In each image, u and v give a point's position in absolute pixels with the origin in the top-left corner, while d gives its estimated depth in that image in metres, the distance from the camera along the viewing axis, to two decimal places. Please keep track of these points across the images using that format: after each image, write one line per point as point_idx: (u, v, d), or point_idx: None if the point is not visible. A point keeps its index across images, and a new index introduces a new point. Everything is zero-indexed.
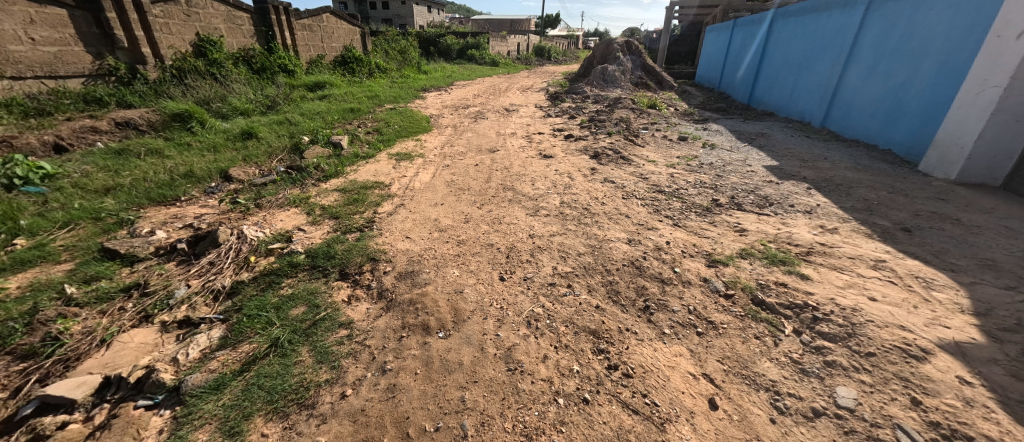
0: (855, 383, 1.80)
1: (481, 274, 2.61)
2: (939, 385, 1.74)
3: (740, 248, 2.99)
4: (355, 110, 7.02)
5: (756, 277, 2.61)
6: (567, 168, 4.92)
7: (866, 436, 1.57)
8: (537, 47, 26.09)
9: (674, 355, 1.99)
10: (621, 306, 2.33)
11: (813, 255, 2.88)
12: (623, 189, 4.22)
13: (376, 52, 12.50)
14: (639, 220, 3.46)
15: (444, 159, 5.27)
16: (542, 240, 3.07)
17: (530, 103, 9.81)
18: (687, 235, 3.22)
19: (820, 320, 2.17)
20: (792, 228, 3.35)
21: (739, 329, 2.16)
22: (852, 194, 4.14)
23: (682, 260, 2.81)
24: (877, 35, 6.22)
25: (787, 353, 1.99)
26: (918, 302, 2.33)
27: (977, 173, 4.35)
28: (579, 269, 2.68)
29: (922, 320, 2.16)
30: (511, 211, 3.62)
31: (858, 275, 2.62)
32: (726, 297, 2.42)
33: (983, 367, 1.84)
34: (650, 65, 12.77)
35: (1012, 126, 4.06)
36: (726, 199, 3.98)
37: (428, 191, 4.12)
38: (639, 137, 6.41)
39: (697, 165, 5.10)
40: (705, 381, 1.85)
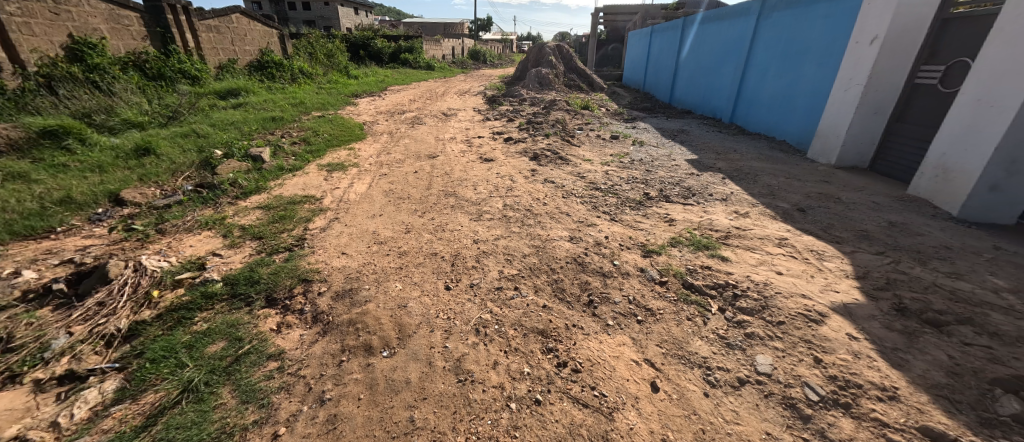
0: (770, 349, 2.01)
1: (425, 285, 2.54)
2: (834, 343, 2.01)
3: (670, 237, 3.22)
4: (277, 119, 6.48)
5: (685, 262, 2.83)
6: (508, 171, 4.96)
7: (782, 397, 1.75)
8: (472, 51, 26.10)
9: (617, 345, 2.08)
10: (566, 303, 2.39)
11: (730, 238, 3.19)
12: (562, 188, 4.35)
13: (298, 55, 11.67)
14: (578, 218, 3.58)
15: (381, 167, 5.06)
16: (486, 244, 3.06)
17: (468, 107, 9.77)
18: (624, 229, 3.40)
19: (739, 296, 2.41)
20: (712, 215, 3.68)
21: (673, 313, 2.32)
22: (758, 181, 4.65)
23: (620, 252, 2.96)
24: (768, 41, 7.09)
25: (715, 330, 2.18)
26: (814, 272, 2.68)
27: (850, 158, 5.12)
28: (525, 270, 2.71)
29: (819, 288, 2.48)
30: (454, 218, 3.57)
31: (767, 253, 2.94)
32: (660, 284, 2.59)
33: (865, 323, 2.15)
34: (581, 68, 13.36)
35: (872, 118, 4.84)
36: (655, 193, 4.26)
37: (365, 202, 3.93)
38: (574, 138, 6.66)
39: (628, 162, 5.40)
40: (646, 366, 1.95)
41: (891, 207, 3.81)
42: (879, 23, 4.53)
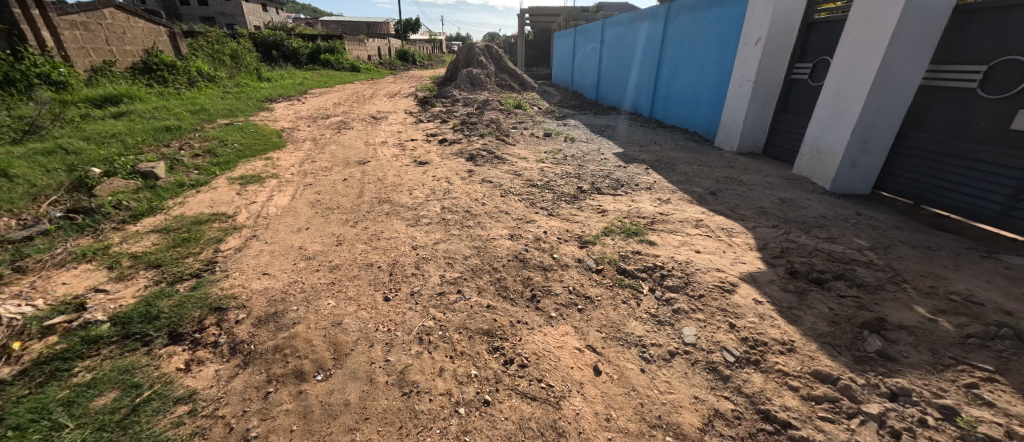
0: (694, 321, 2.21)
1: (362, 298, 2.41)
2: (744, 308, 2.27)
3: (604, 227, 3.39)
4: (172, 129, 5.71)
5: (618, 249, 3.00)
6: (444, 173, 4.87)
7: (705, 362, 1.94)
8: (399, 51, 25.20)
9: (561, 335, 2.15)
10: (510, 301, 2.41)
11: (655, 224, 3.45)
12: (499, 187, 4.37)
13: (196, 56, 10.39)
14: (518, 215, 3.63)
15: (305, 177, 4.69)
16: (425, 250, 2.98)
17: (398, 109, 9.42)
18: (561, 222, 3.51)
19: (666, 276, 2.62)
20: (639, 203, 3.94)
21: (610, 299, 2.45)
22: (675, 169, 5.08)
23: (559, 246, 3.05)
24: (675, 42, 7.78)
25: (647, 310, 2.34)
26: (726, 248, 2.99)
27: (748, 145, 5.79)
28: (467, 272, 2.68)
29: (731, 261, 2.77)
30: (390, 225, 3.42)
31: (688, 234, 3.23)
32: (597, 273, 2.72)
33: (768, 288, 2.46)
34: (511, 67, 13.57)
35: (762, 109, 5.52)
36: (587, 186, 4.46)
37: (289, 216, 3.62)
38: (509, 137, 6.73)
39: (561, 158, 5.59)
40: (588, 352, 2.04)
41: (781, 185, 4.39)
42: (762, 26, 5.19)
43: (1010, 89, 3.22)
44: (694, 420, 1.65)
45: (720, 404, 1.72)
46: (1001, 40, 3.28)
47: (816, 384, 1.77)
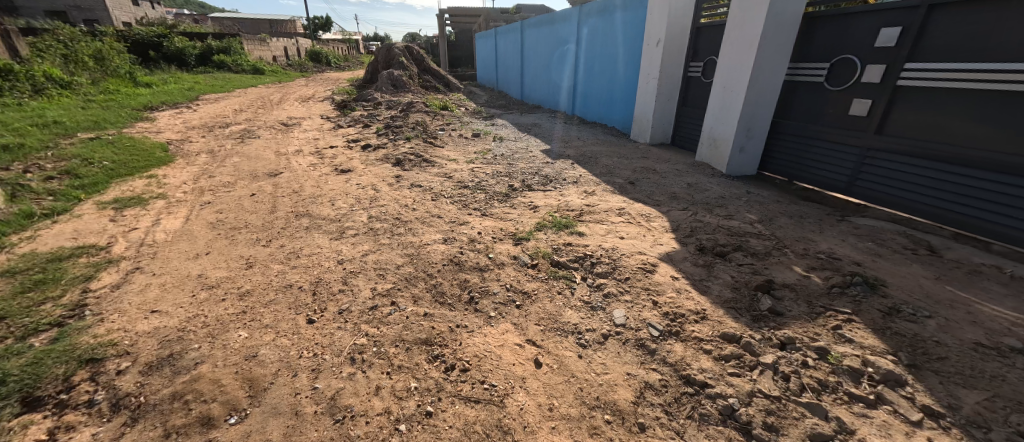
0: (623, 303, 2.35)
1: (280, 324, 2.18)
2: (665, 286, 2.47)
3: (536, 223, 3.46)
4: (14, 148, 4.67)
5: (551, 243, 3.08)
6: (369, 180, 4.62)
7: (635, 340, 2.07)
8: (309, 51, 23.39)
9: (501, 333, 2.15)
10: (446, 306, 2.35)
11: (583, 215, 3.61)
12: (429, 191, 4.25)
13: (45, 59, 8.63)
14: (451, 218, 3.56)
15: (202, 194, 4.14)
16: (352, 263, 2.79)
17: (312, 114, 8.72)
18: (495, 222, 3.52)
19: (596, 264, 2.75)
20: (568, 197, 4.10)
21: (546, 291, 2.51)
22: (597, 163, 5.37)
23: (494, 245, 3.05)
24: (589, 42, 8.23)
25: (581, 298, 2.43)
26: (646, 232, 3.23)
27: (658, 137, 6.32)
28: (400, 282, 2.57)
29: (651, 244, 3.00)
30: (311, 240, 3.14)
31: (613, 222, 3.43)
32: (532, 268, 2.76)
33: (683, 265, 2.71)
34: (434, 68, 13.28)
35: (667, 104, 6.07)
36: (518, 184, 4.53)
37: (183, 241, 3.16)
38: (437, 139, 6.59)
39: (491, 158, 5.60)
40: (528, 347, 2.06)
41: (687, 172, 4.85)
42: (660, 29, 5.71)
43: (846, 82, 3.91)
44: (628, 395, 1.75)
45: (649, 376, 1.85)
46: (838, 41, 3.97)
47: (725, 345, 1.98)
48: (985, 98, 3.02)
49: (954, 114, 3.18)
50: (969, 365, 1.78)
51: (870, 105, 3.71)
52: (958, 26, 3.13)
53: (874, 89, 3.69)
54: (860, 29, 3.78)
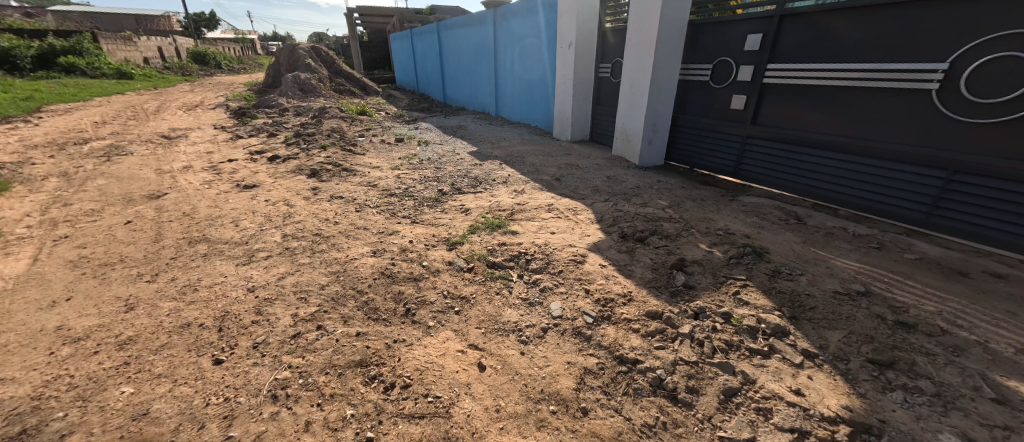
0: (558, 295, 2.46)
1: (179, 371, 1.91)
2: (594, 274, 2.63)
3: (469, 225, 3.47)
4: None
5: (485, 245, 3.11)
6: (280, 194, 4.24)
7: (572, 329, 2.18)
8: (195, 53, 20.72)
9: (442, 343, 2.11)
10: (381, 322, 2.25)
11: (514, 214, 3.69)
12: (351, 202, 4.01)
13: None
14: (378, 229, 3.41)
15: (59, 228, 3.46)
16: (267, 289, 2.54)
17: (202, 125, 7.73)
18: (426, 228, 3.45)
19: (530, 260, 2.84)
20: (499, 197, 4.16)
21: (484, 293, 2.53)
22: (524, 162, 5.51)
23: (427, 253, 2.99)
24: (506, 44, 8.40)
25: (518, 295, 2.50)
26: (574, 224, 3.41)
27: (578, 134, 6.67)
28: (327, 302, 2.41)
29: (579, 236, 3.18)
30: (212, 269, 2.80)
31: (543, 218, 3.56)
32: (468, 271, 2.76)
33: (608, 252, 2.91)
34: (345, 70, 12.57)
35: (583, 103, 6.43)
36: (447, 188, 4.48)
37: (35, 287, 2.61)
38: (357, 146, 6.25)
39: (418, 163, 5.47)
40: (470, 351, 2.06)
41: (606, 165, 5.19)
42: (570, 32, 6.04)
43: (726, 80, 4.50)
44: (570, 383, 1.84)
45: (587, 362, 1.96)
46: (717, 45, 4.55)
47: (650, 322, 2.17)
48: (827, 91, 3.67)
49: (806, 105, 3.84)
50: (832, 311, 2.17)
51: (746, 99, 4.31)
52: (805, 32, 3.76)
53: (747, 86, 4.30)
54: (733, 34, 4.37)
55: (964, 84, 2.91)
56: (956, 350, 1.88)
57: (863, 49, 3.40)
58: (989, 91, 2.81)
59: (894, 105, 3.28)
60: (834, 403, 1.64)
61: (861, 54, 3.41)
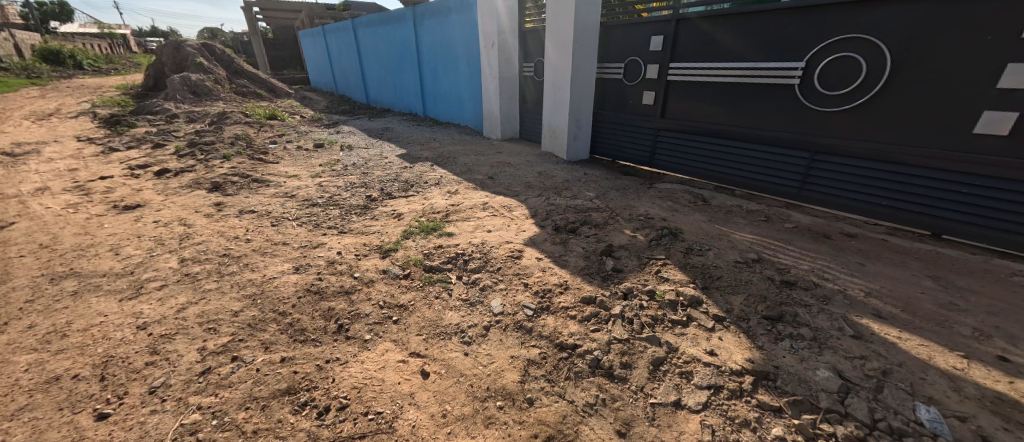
0: (498, 292, 2.48)
1: (46, 437, 1.59)
2: (532, 267, 2.70)
3: (403, 231, 3.36)
4: None
5: (422, 249, 3.04)
6: (174, 213, 3.74)
7: (514, 323, 2.22)
8: (47, 51, 17.37)
9: (380, 355, 2.03)
10: (310, 343, 2.10)
11: (450, 215, 3.65)
12: (265, 217, 3.68)
13: None
14: (301, 243, 3.16)
15: None
16: (164, 325, 2.22)
17: (63, 137, 6.52)
18: (356, 238, 3.28)
19: (468, 260, 2.84)
20: (432, 200, 4.08)
21: (423, 298, 2.47)
22: (456, 162, 5.46)
23: (358, 263, 2.85)
24: (429, 43, 8.24)
25: (459, 297, 2.48)
26: (509, 221, 3.47)
27: (507, 132, 6.77)
28: (244, 330, 2.18)
29: (516, 232, 3.24)
30: (86, 308, 2.38)
31: (479, 218, 3.56)
32: (405, 278, 2.68)
33: (544, 245, 3.01)
34: (248, 70, 11.44)
35: (510, 101, 6.54)
36: (377, 193, 4.30)
37: None
38: (268, 154, 5.73)
39: (341, 169, 5.17)
40: (412, 360, 2.00)
41: (537, 162, 5.34)
42: (492, 32, 6.08)
43: (637, 78, 4.86)
44: (514, 377, 1.87)
45: (530, 353, 2.01)
46: (627, 45, 4.90)
47: (586, 307, 2.29)
48: (720, 86, 4.13)
49: (704, 99, 4.29)
50: (735, 278, 2.48)
51: (656, 95, 4.70)
52: (699, 34, 4.19)
53: (655, 83, 4.69)
54: (640, 36, 4.73)
55: (818, 80, 3.46)
56: (824, 299, 2.31)
57: (745, 50, 3.88)
58: (835, 84, 3.38)
59: (769, 97, 3.80)
60: (740, 358, 1.89)
61: (744, 54, 3.89)
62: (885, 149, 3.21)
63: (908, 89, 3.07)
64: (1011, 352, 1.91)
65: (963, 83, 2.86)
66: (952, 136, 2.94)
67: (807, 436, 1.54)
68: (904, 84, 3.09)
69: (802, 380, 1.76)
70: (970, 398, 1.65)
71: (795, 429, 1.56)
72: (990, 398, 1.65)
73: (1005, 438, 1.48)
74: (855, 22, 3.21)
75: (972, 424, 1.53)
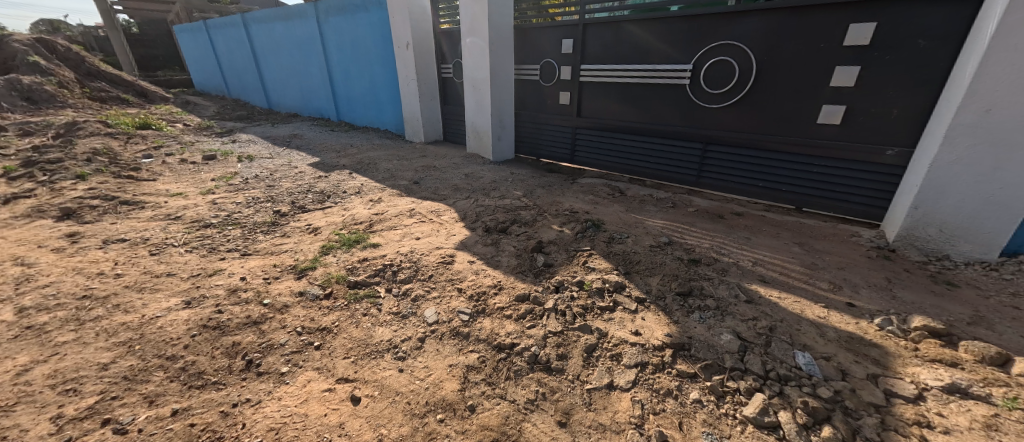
0: (431, 301, 2.39)
1: None
2: (464, 271, 2.65)
3: (321, 246, 3.08)
4: None
5: (344, 264, 2.81)
6: (7, 251, 3.00)
7: (449, 330, 2.15)
8: None
9: (301, 387, 1.83)
10: (210, 388, 1.81)
11: (374, 225, 3.43)
12: (140, 245, 3.12)
13: None
14: (192, 272, 2.74)
15: None
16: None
17: None
18: (264, 259, 2.94)
19: (397, 271, 2.69)
20: (353, 210, 3.81)
21: (348, 317, 2.29)
22: (376, 168, 5.17)
23: (269, 287, 2.55)
24: (336, 42, 7.71)
25: (389, 310, 2.34)
26: (438, 226, 3.37)
27: (431, 135, 6.59)
28: (117, 385, 1.81)
29: (446, 237, 3.15)
30: None
31: (406, 225, 3.41)
32: (326, 298, 2.46)
33: (475, 247, 2.97)
34: (105, 72, 9.69)
35: (431, 103, 6.38)
36: (287, 207, 3.90)
37: None
38: (143, 171, 4.89)
39: (241, 183, 4.60)
40: (339, 387, 1.83)
41: (463, 164, 5.28)
42: (405, 32, 5.86)
43: (552, 79, 5.03)
44: (454, 386, 1.80)
45: (469, 359, 1.96)
46: (540, 48, 5.05)
47: (521, 305, 2.30)
48: (626, 86, 4.44)
49: (612, 98, 4.58)
50: (653, 261, 2.67)
51: (571, 95, 4.91)
52: (604, 37, 4.47)
53: (569, 83, 4.89)
54: (552, 38, 4.90)
55: (703, 79, 3.89)
56: (724, 272, 2.60)
57: (644, 52, 4.22)
58: (718, 83, 3.82)
59: (666, 95, 4.18)
60: (660, 333, 2.04)
61: (643, 56, 4.22)
62: (756, 139, 3.74)
63: (770, 87, 3.58)
64: (856, 298, 2.34)
65: (808, 81, 3.40)
66: (806, 126, 3.48)
67: (718, 395, 1.72)
68: (767, 82, 3.59)
69: (711, 346, 1.95)
70: (833, 341, 1.98)
71: (708, 390, 1.73)
72: (845, 338, 2.00)
73: (858, 369, 1.81)
74: (728, 29, 3.66)
75: (836, 361, 1.85)
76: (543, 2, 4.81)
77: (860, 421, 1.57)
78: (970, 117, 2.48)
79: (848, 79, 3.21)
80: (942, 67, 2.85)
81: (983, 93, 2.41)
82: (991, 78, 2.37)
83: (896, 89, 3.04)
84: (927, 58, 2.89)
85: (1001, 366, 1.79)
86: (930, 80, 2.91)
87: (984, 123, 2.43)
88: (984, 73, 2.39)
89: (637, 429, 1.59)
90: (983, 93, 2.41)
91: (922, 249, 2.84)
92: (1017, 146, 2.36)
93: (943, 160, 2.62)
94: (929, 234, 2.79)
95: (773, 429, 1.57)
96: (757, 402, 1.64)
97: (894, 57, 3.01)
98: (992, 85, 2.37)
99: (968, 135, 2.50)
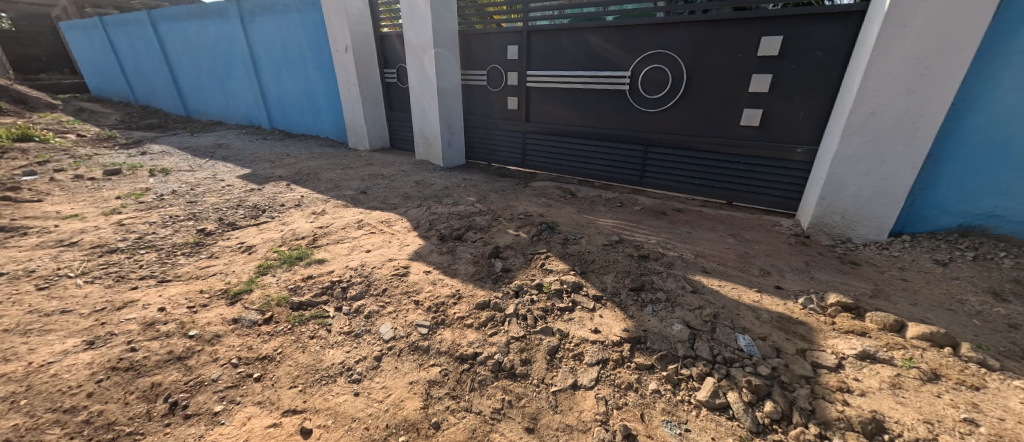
0: (387, 317, 2.26)
1: None
2: (420, 282, 2.54)
3: (257, 266, 2.82)
4: None
5: (286, 284, 2.59)
6: None
7: (407, 346, 2.05)
8: None
9: (240, 426, 1.63)
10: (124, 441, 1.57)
11: (318, 239, 3.20)
12: (24, 279, 2.64)
13: None
14: (95, 306, 2.35)
15: None
16: None
17: None
18: (187, 285, 2.61)
19: (347, 287, 2.52)
20: (293, 224, 3.52)
21: (292, 341, 2.10)
22: (316, 179, 4.85)
23: (196, 316, 2.27)
24: (264, 44, 7.15)
25: (340, 330, 2.18)
26: (389, 237, 3.21)
27: (376, 142, 6.32)
28: None
29: (399, 248, 3.02)
30: None
31: (354, 238, 3.21)
32: (266, 323, 2.23)
33: (430, 257, 2.88)
34: None
35: (374, 109, 6.12)
36: (213, 225, 3.52)
37: None
38: (25, 190, 4.17)
39: (154, 200, 4.08)
40: (287, 420, 1.66)
41: (411, 171, 5.12)
42: (343, 36, 5.58)
43: (499, 84, 5.06)
44: (416, 404, 1.71)
45: (430, 373, 1.88)
46: (484, 54, 5.05)
47: (481, 313, 2.25)
48: (570, 92, 4.59)
49: (558, 103, 4.71)
50: (606, 260, 2.75)
51: (518, 100, 4.97)
52: (547, 45, 4.57)
53: (517, 89, 4.94)
54: (495, 44, 4.92)
55: (640, 85, 4.12)
56: (670, 265, 2.74)
57: (584, 60, 4.39)
58: (653, 89, 4.07)
59: (608, 100, 4.37)
60: (617, 329, 2.10)
61: (585, 63, 4.39)
62: (691, 139, 4.02)
63: (699, 92, 3.87)
64: (783, 281, 2.58)
65: (731, 87, 3.72)
66: (732, 127, 3.80)
67: (674, 383, 1.80)
68: (696, 89, 3.88)
69: (664, 337, 2.04)
70: (767, 322, 2.16)
71: (665, 380, 1.81)
72: (777, 319, 2.19)
73: (789, 346, 1.98)
74: (659, 39, 3.91)
75: (770, 341, 2.01)
76: (485, 8, 4.84)
77: (795, 393, 1.72)
78: (861, 118, 2.84)
79: (763, 86, 3.55)
80: (836, 74, 3.26)
81: (869, 97, 2.77)
82: (875, 84, 2.73)
83: (802, 94, 3.43)
84: (824, 67, 3.29)
85: (899, 331, 2.06)
86: (828, 86, 3.32)
87: (871, 122, 2.81)
88: (869, 81, 2.75)
89: (603, 425, 1.61)
90: (869, 97, 2.78)
91: (831, 234, 3.21)
92: (898, 142, 2.75)
93: (842, 155, 2.98)
94: (834, 221, 3.17)
95: (724, 409, 1.67)
96: (708, 386, 1.74)
97: (798, 66, 3.38)
98: (875, 90, 2.74)
99: (860, 134, 2.87)
